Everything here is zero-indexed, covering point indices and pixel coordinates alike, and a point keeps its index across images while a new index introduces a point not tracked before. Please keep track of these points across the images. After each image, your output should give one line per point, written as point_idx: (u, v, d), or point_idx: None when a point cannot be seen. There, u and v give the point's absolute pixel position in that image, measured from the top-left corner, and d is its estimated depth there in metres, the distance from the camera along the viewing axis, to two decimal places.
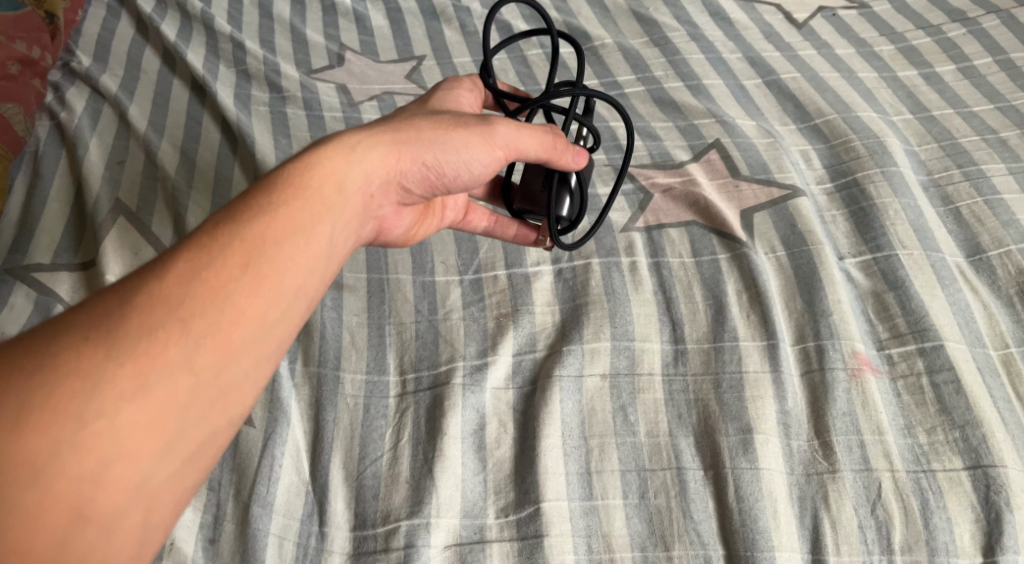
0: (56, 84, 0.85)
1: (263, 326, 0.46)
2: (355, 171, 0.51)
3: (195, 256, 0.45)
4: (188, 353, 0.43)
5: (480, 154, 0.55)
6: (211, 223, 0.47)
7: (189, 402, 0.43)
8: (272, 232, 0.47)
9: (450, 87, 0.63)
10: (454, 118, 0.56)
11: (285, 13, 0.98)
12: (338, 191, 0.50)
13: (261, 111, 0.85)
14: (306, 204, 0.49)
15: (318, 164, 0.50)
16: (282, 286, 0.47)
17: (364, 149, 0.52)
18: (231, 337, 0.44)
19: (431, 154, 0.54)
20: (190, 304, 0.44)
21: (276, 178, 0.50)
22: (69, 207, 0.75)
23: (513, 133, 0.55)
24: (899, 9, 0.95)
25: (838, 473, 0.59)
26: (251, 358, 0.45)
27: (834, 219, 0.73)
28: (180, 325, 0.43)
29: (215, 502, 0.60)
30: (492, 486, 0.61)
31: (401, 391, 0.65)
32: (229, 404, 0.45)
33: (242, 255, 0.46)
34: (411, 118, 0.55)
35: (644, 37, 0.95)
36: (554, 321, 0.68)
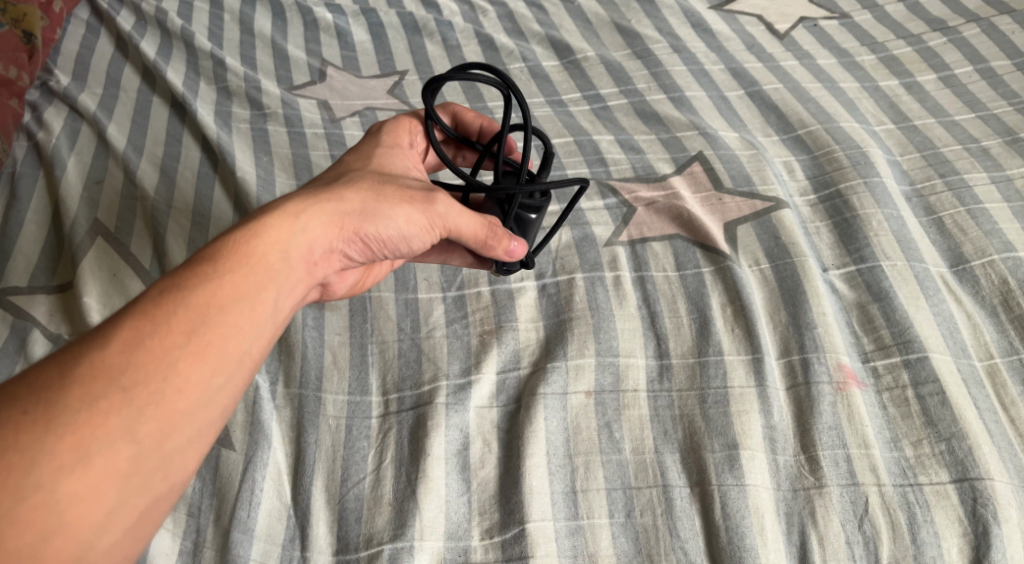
0: (34, 104, 0.85)
1: (208, 393, 0.45)
2: (300, 239, 0.51)
3: (138, 324, 0.45)
4: (129, 424, 0.43)
5: (419, 229, 0.55)
6: (155, 289, 0.47)
7: (130, 471, 0.43)
8: (216, 300, 0.47)
9: (391, 144, 0.61)
10: (398, 189, 0.56)
11: (266, 30, 0.98)
12: (283, 259, 0.50)
13: (241, 128, 0.85)
14: (251, 273, 0.49)
15: (263, 233, 0.50)
16: (226, 353, 0.46)
17: (308, 218, 0.52)
18: (173, 405, 0.44)
19: (373, 228, 0.54)
20: (131, 375, 0.44)
21: (222, 244, 0.50)
22: (47, 229, 0.74)
23: (453, 211, 0.56)
24: (880, 18, 0.95)
25: (824, 487, 0.58)
26: (194, 424, 0.45)
27: (817, 230, 0.73)
28: (121, 395, 0.43)
29: (195, 528, 0.59)
30: (477, 508, 0.60)
31: (384, 411, 0.64)
32: (173, 471, 0.44)
33: (186, 323, 0.46)
34: (357, 184, 0.55)
35: (626, 49, 0.95)
36: (538, 338, 0.68)
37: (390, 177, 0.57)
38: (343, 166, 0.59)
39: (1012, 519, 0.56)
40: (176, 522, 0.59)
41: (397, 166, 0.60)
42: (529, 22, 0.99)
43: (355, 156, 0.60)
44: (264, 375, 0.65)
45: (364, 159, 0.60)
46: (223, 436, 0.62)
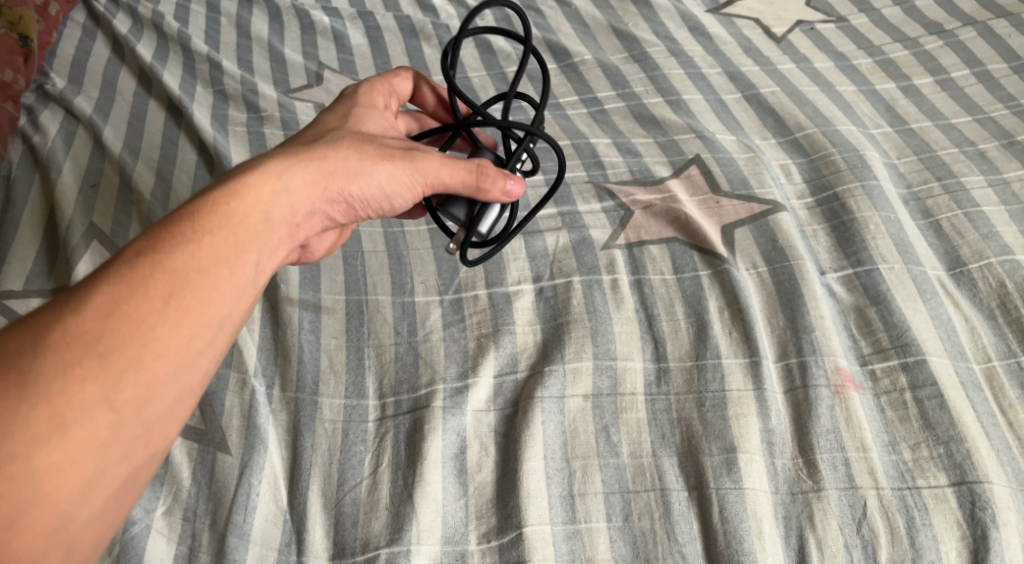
0: (30, 108, 0.84)
1: (187, 357, 0.45)
2: (281, 199, 0.51)
3: (114, 288, 0.45)
4: (106, 391, 0.43)
5: (401, 187, 0.55)
6: (131, 251, 0.46)
7: (110, 439, 0.43)
8: (196, 262, 0.47)
9: (367, 102, 0.61)
10: (377, 147, 0.55)
11: (263, 33, 0.98)
12: (264, 221, 0.50)
13: (238, 131, 0.85)
14: (231, 234, 0.48)
15: (242, 192, 0.50)
16: (206, 316, 0.46)
17: (288, 177, 0.51)
18: (152, 370, 0.44)
19: (357, 187, 0.54)
20: (108, 339, 0.43)
21: (199, 204, 0.49)
22: (42, 232, 0.74)
23: (435, 166, 0.55)
24: (877, 22, 0.96)
25: (823, 491, 0.58)
26: (174, 389, 0.45)
27: (815, 233, 0.73)
28: (98, 361, 0.43)
29: (190, 533, 0.59)
30: (474, 511, 0.60)
31: (381, 415, 0.64)
32: (152, 437, 0.45)
33: (164, 286, 0.45)
34: (336, 143, 0.55)
35: (623, 53, 0.95)
36: (535, 341, 0.67)
37: (369, 136, 0.57)
38: (318, 124, 0.59)
39: (1010, 523, 0.55)
40: (171, 527, 0.59)
41: (372, 122, 0.60)
42: (526, 25, 0.99)
43: (329, 115, 0.60)
44: (260, 379, 0.65)
45: (339, 119, 0.59)
46: (219, 440, 0.62)
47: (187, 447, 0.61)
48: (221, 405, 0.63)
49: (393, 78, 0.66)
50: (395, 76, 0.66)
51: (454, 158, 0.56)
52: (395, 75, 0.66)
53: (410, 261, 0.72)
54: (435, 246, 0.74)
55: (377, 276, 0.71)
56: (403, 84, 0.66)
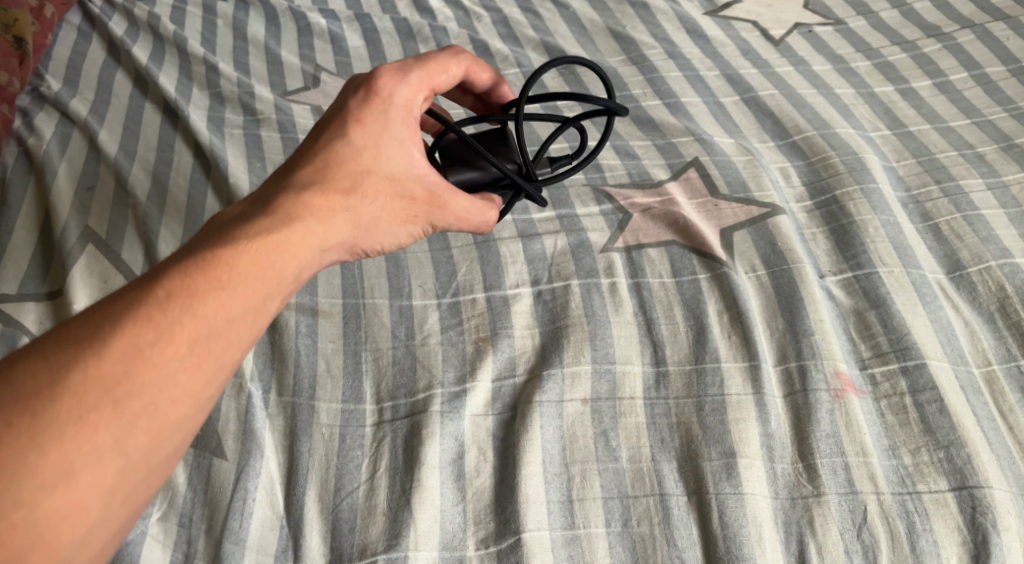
0: (25, 110, 0.84)
1: (199, 406, 0.45)
2: (312, 255, 0.50)
3: (137, 334, 0.44)
4: (119, 437, 0.42)
5: (413, 238, 0.57)
6: (159, 292, 0.45)
7: (117, 484, 0.43)
8: (223, 314, 0.46)
9: (399, 129, 0.53)
10: (409, 200, 0.54)
11: (260, 35, 0.97)
12: (293, 276, 0.49)
13: (234, 134, 0.84)
14: (261, 288, 0.47)
15: (278, 247, 0.48)
16: (223, 367, 0.46)
17: (322, 233, 0.50)
18: (166, 418, 0.44)
19: (377, 241, 0.54)
20: (127, 387, 0.43)
21: (233, 252, 0.47)
22: (37, 235, 0.73)
23: (454, 222, 0.57)
24: (875, 25, 0.95)
25: (823, 496, 0.58)
26: (182, 434, 0.45)
27: (814, 237, 0.73)
28: (113, 408, 0.42)
29: (186, 539, 0.58)
30: (472, 516, 0.59)
31: (378, 420, 0.63)
32: (155, 478, 0.45)
33: (188, 336, 0.45)
34: (371, 193, 0.53)
35: (621, 55, 0.94)
36: (534, 345, 0.67)
37: (405, 182, 0.54)
38: (354, 147, 0.52)
39: (1011, 528, 0.55)
40: (166, 532, 0.58)
41: (399, 155, 0.53)
42: (524, 28, 0.99)
43: (363, 132, 0.53)
44: (257, 383, 0.65)
45: (374, 143, 0.53)
46: (215, 444, 0.61)
47: (183, 452, 0.61)
48: (216, 410, 0.63)
49: (438, 73, 0.56)
50: (442, 71, 0.56)
51: (473, 212, 0.57)
52: (440, 70, 0.56)
53: (407, 265, 0.72)
54: (432, 248, 0.73)
55: (374, 279, 0.71)
56: (448, 81, 0.57)
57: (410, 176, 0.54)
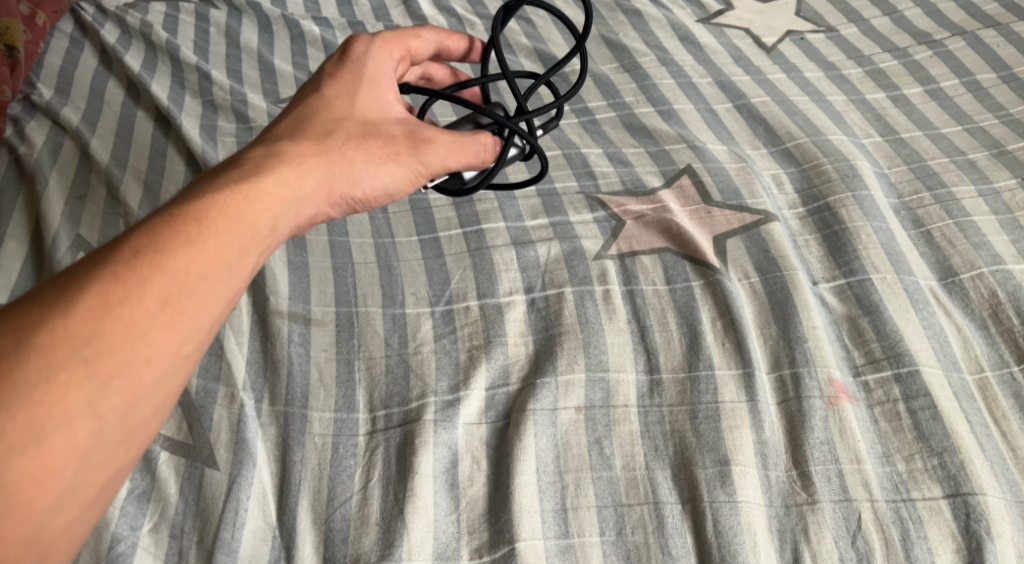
0: (16, 118, 0.84)
1: (176, 361, 0.44)
2: (289, 206, 0.50)
3: (107, 289, 0.43)
4: (91, 397, 0.41)
5: (402, 185, 0.56)
6: (128, 250, 0.44)
7: (90, 448, 0.41)
8: (197, 265, 0.45)
9: (372, 74, 0.59)
10: (386, 141, 0.55)
11: (253, 43, 0.97)
12: (270, 226, 0.48)
13: (227, 141, 0.84)
14: (235, 239, 0.47)
15: (252, 196, 0.48)
16: (200, 320, 0.45)
17: (297, 183, 0.50)
18: (140, 377, 0.42)
19: (359, 191, 0.54)
20: (98, 344, 0.41)
21: (204, 203, 0.47)
22: (28, 244, 0.73)
23: (440, 160, 0.56)
24: (866, 32, 0.96)
25: (817, 504, 0.58)
26: (158, 396, 0.43)
27: (806, 243, 0.73)
28: (84, 368, 0.41)
29: (177, 550, 0.58)
30: (466, 526, 0.59)
31: (371, 429, 0.63)
32: (132, 443, 0.43)
33: (161, 288, 0.44)
34: (345, 138, 0.54)
35: (614, 63, 0.95)
36: (528, 353, 0.67)
37: (378, 124, 0.56)
38: (327, 100, 0.57)
39: (1006, 535, 0.55)
40: (157, 544, 0.58)
41: (375, 95, 0.58)
42: (517, 35, 0.99)
43: (336, 86, 0.58)
44: (249, 393, 0.64)
45: (347, 93, 0.57)
46: (207, 455, 0.61)
47: (175, 463, 0.61)
48: (209, 419, 0.62)
49: (410, 38, 0.64)
50: (413, 36, 0.64)
51: (458, 149, 0.57)
52: (412, 36, 0.64)
53: (400, 272, 0.72)
54: (425, 256, 0.73)
55: (367, 288, 0.71)
56: (422, 46, 0.65)
57: (384, 120, 0.56)
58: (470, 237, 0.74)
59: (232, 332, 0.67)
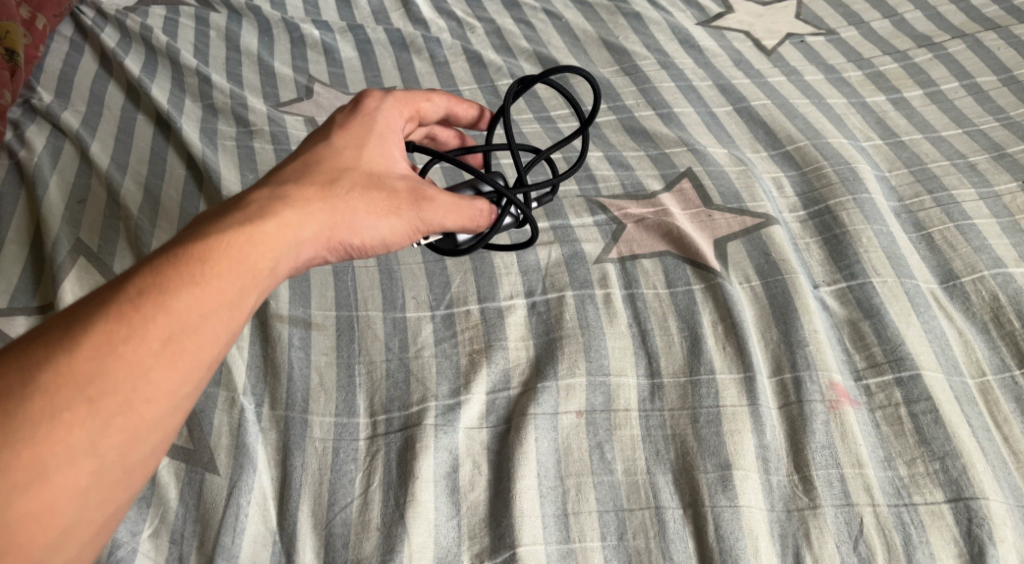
0: (16, 123, 0.84)
1: (175, 404, 0.44)
2: (291, 248, 0.50)
3: (110, 329, 0.43)
4: (93, 436, 0.41)
5: (401, 239, 0.55)
6: (131, 289, 0.44)
7: (89, 487, 0.41)
8: (200, 308, 0.45)
9: (382, 133, 0.58)
10: (390, 194, 0.55)
11: (253, 46, 0.97)
12: (271, 270, 0.48)
13: (227, 145, 0.84)
14: (237, 281, 0.46)
15: (255, 238, 0.48)
16: (200, 363, 0.45)
17: (299, 226, 0.50)
18: (141, 415, 0.42)
19: (359, 239, 0.53)
20: (100, 384, 0.41)
21: (208, 244, 0.47)
22: (28, 248, 0.73)
23: (440, 217, 0.56)
24: (866, 35, 0.96)
25: (818, 508, 0.57)
26: (158, 435, 0.43)
27: (807, 247, 0.73)
28: (87, 407, 0.41)
29: (178, 555, 0.58)
30: (467, 531, 0.59)
31: (372, 433, 0.63)
32: (132, 481, 0.43)
33: (163, 330, 0.43)
34: (350, 185, 0.54)
35: (614, 66, 0.95)
36: (528, 356, 0.67)
37: (382, 177, 0.55)
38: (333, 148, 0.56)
39: (1008, 539, 0.55)
40: (158, 549, 0.58)
41: (381, 153, 0.57)
42: (517, 38, 0.99)
43: (344, 137, 0.57)
44: (249, 397, 0.64)
45: (354, 145, 0.57)
46: (208, 459, 0.61)
47: (175, 467, 0.61)
48: (209, 424, 0.62)
49: (422, 100, 0.63)
50: (425, 99, 0.64)
51: (458, 205, 0.57)
52: (425, 98, 0.64)
53: (400, 276, 0.72)
54: (426, 260, 0.73)
55: (367, 291, 0.71)
56: (432, 108, 0.64)
57: (389, 173, 0.56)
58: None
59: None
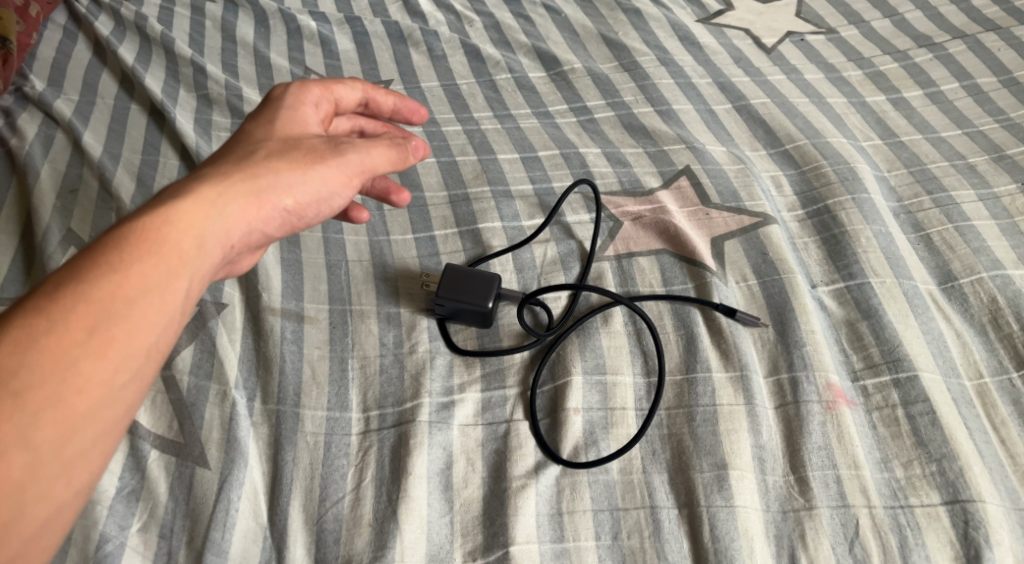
0: (8, 111, 0.83)
1: (111, 391, 0.44)
2: (214, 224, 0.49)
3: (31, 323, 0.43)
4: (23, 429, 0.42)
5: (336, 187, 0.55)
6: (50, 283, 0.45)
7: (26, 481, 0.42)
8: (121, 292, 0.45)
9: (292, 104, 0.59)
10: (309, 150, 0.55)
11: (248, 37, 0.96)
12: (196, 245, 0.48)
13: (222, 137, 0.83)
14: (159, 261, 0.47)
15: (173, 218, 0.48)
16: (130, 347, 0.45)
17: (221, 201, 0.50)
18: (73, 407, 0.43)
19: (290, 198, 0.53)
20: (25, 376, 0.42)
21: (124, 230, 0.47)
22: (17, 236, 0.72)
23: (364, 155, 0.56)
24: (866, 34, 0.95)
25: (814, 510, 0.57)
26: (96, 426, 0.44)
27: (806, 246, 0.72)
28: (14, 401, 0.42)
29: (166, 551, 0.57)
30: (460, 528, 0.58)
31: (365, 428, 0.62)
32: (75, 475, 0.44)
33: (85, 318, 0.44)
34: (267, 155, 0.54)
35: (613, 62, 0.94)
36: (522, 358, 0.66)
37: (298, 140, 0.56)
38: (247, 131, 0.56)
39: (1004, 543, 0.55)
40: (147, 544, 0.57)
41: (299, 128, 0.58)
42: (516, 33, 0.98)
43: (255, 120, 0.57)
44: (241, 391, 0.63)
45: (265, 122, 0.57)
46: (198, 454, 0.60)
47: (164, 461, 0.60)
48: (200, 418, 0.62)
49: (334, 84, 0.63)
50: (337, 82, 0.63)
51: (373, 140, 0.57)
52: (337, 81, 0.63)
53: (394, 270, 0.71)
54: (420, 255, 0.73)
55: (361, 285, 0.70)
56: (348, 93, 0.64)
57: (305, 136, 0.56)
58: (466, 236, 0.74)
59: (224, 329, 0.66)
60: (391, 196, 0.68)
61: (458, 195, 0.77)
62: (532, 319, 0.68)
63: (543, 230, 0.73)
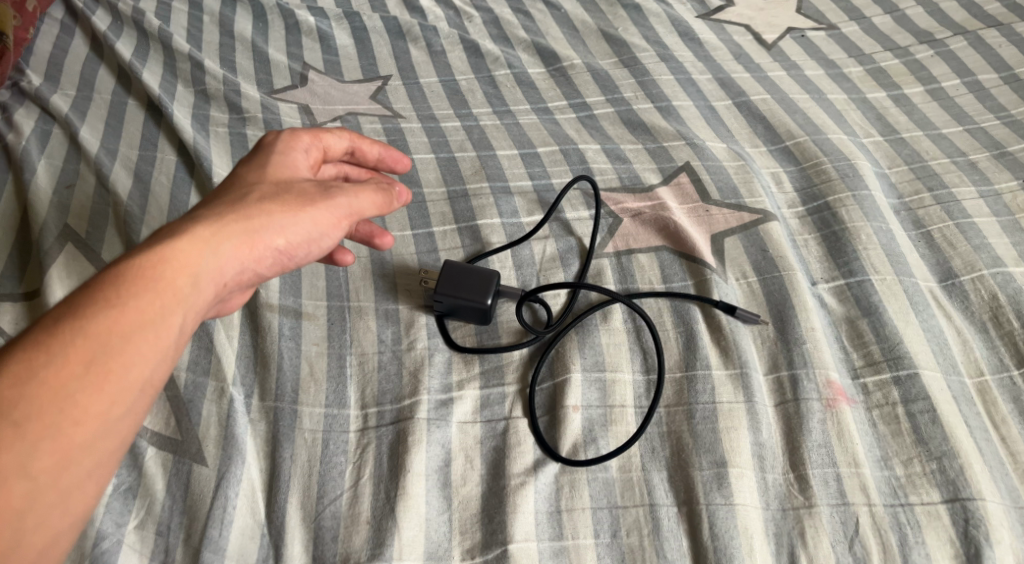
0: (4, 106, 0.82)
1: (107, 424, 0.44)
2: (209, 262, 0.49)
3: (30, 355, 0.43)
4: (22, 459, 0.42)
5: (326, 230, 0.55)
6: (49, 316, 0.45)
7: (25, 508, 0.42)
8: (117, 327, 0.45)
9: (284, 149, 0.58)
10: (299, 193, 0.54)
11: (246, 32, 0.96)
12: (191, 283, 0.48)
13: (219, 132, 0.83)
14: (154, 299, 0.46)
15: (169, 255, 0.48)
16: (126, 381, 0.45)
17: (215, 240, 0.50)
18: (71, 439, 0.43)
19: (282, 239, 0.52)
20: (24, 408, 0.42)
21: (122, 267, 0.47)
22: (14, 234, 0.71)
23: (353, 199, 0.56)
24: (867, 30, 0.95)
25: (814, 508, 0.57)
26: (94, 457, 0.44)
27: (806, 243, 0.72)
28: (13, 431, 0.42)
29: (163, 548, 0.57)
30: (458, 526, 0.58)
31: (363, 426, 0.62)
32: (71, 505, 0.43)
33: (83, 351, 0.44)
34: (259, 196, 0.53)
35: (613, 57, 0.93)
36: (521, 355, 0.65)
37: (289, 183, 0.55)
38: (239, 175, 0.56)
39: (1004, 541, 0.55)
40: (143, 541, 0.57)
41: (290, 173, 0.57)
42: (515, 29, 0.97)
43: (246, 166, 0.57)
44: (239, 388, 0.63)
45: (256, 167, 0.56)
46: (195, 451, 0.60)
47: (162, 458, 0.60)
48: (197, 415, 0.61)
49: (322, 131, 0.62)
50: (325, 130, 0.62)
51: (362, 184, 0.57)
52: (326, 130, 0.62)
53: (393, 266, 0.71)
54: (418, 251, 0.72)
55: (359, 281, 0.70)
56: (336, 143, 0.63)
57: (295, 180, 0.56)
58: (465, 232, 0.74)
59: (222, 326, 0.65)
60: (374, 240, 0.67)
61: (457, 192, 0.77)
62: (531, 316, 0.68)
63: (542, 227, 0.72)
